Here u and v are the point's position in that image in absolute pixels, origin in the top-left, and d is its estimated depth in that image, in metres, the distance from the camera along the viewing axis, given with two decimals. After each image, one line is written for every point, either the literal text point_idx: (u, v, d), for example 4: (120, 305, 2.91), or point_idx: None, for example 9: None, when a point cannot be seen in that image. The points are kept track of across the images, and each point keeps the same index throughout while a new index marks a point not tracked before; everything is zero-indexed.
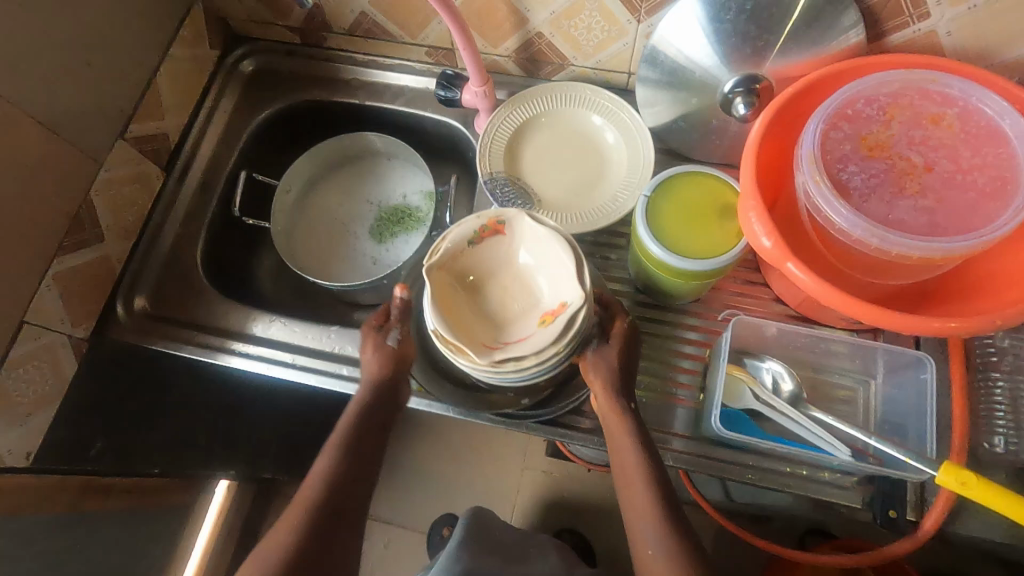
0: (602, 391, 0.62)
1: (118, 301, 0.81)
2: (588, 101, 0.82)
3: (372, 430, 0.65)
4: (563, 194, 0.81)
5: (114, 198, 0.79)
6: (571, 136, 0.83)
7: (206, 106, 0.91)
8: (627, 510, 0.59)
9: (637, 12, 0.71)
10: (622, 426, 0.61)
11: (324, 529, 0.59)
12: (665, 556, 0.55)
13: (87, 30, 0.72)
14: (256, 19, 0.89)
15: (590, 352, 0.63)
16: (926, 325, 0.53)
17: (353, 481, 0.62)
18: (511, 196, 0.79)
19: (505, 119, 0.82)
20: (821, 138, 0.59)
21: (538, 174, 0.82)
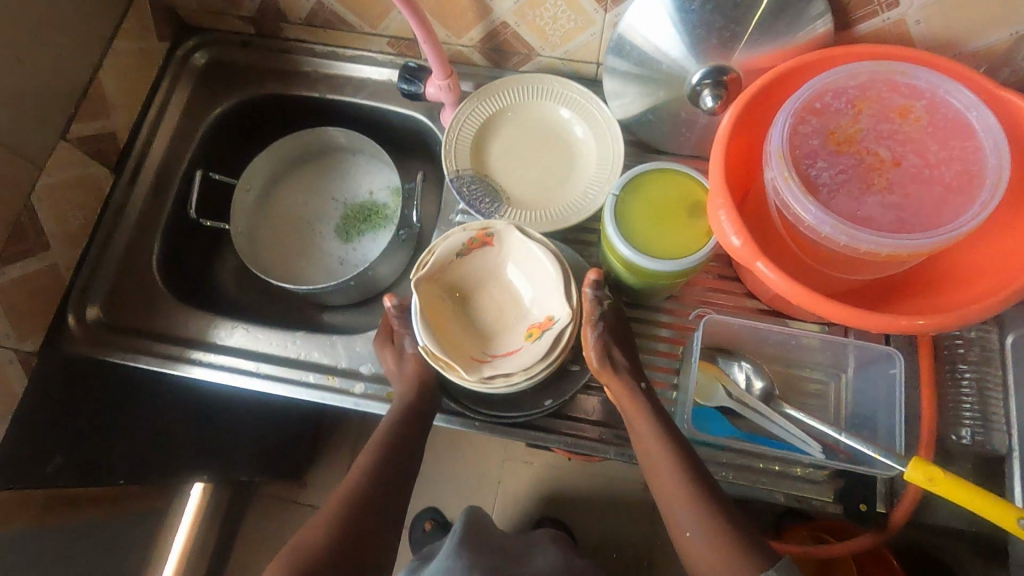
0: (613, 377, 0.62)
1: (69, 311, 0.77)
2: (555, 93, 0.79)
3: (406, 445, 0.64)
4: (532, 191, 0.79)
5: (59, 204, 0.74)
6: (540, 130, 0.81)
7: (156, 103, 0.87)
8: (659, 493, 0.59)
9: (603, 1, 0.69)
10: (640, 409, 0.61)
11: (352, 543, 0.58)
12: (702, 535, 0.55)
13: (16, 25, 0.67)
14: (206, 9, 0.84)
15: (595, 336, 0.62)
16: (895, 322, 0.52)
17: (381, 494, 0.61)
18: (478, 195, 0.77)
19: (471, 112, 0.80)
20: (789, 133, 0.58)
21: (507, 171, 0.80)
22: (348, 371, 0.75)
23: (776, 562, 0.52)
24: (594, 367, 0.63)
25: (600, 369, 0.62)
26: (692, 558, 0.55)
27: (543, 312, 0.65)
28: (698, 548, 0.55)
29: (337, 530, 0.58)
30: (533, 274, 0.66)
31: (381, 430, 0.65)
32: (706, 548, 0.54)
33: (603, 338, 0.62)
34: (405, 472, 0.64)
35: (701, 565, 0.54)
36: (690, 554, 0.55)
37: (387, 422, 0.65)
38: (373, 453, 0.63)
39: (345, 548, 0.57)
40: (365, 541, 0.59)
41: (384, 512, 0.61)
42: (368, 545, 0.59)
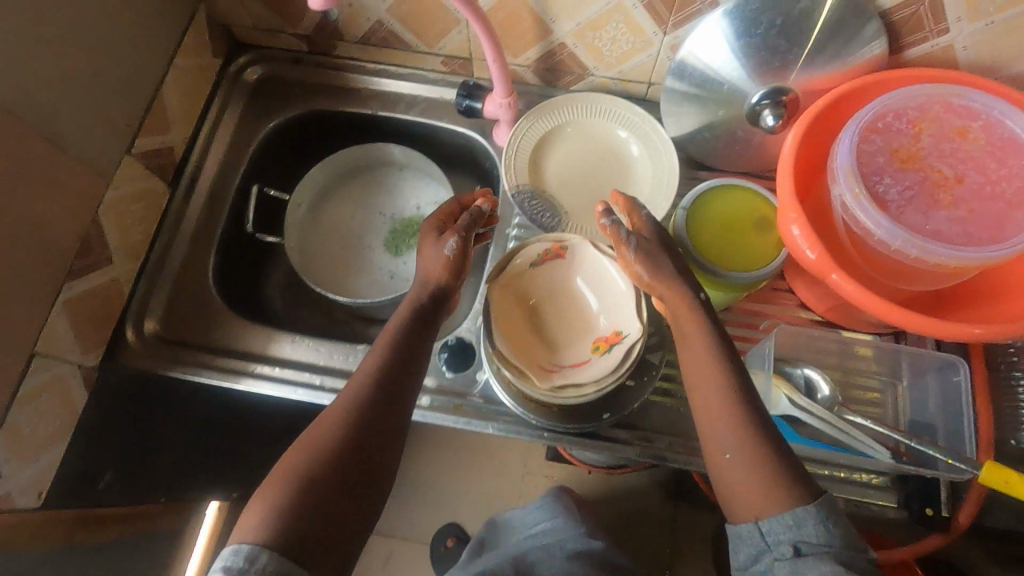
0: (664, 288, 0.61)
1: (128, 326, 0.76)
2: (614, 113, 0.82)
3: (410, 347, 0.63)
4: (588, 208, 0.81)
5: (123, 217, 0.74)
6: (595, 148, 0.83)
7: (210, 117, 0.87)
8: (699, 410, 0.58)
9: (664, 24, 0.72)
10: (694, 318, 0.59)
11: (356, 456, 0.55)
12: (743, 457, 0.54)
13: (92, 40, 0.68)
14: (263, 27, 0.86)
15: (633, 248, 0.62)
16: (966, 331, 0.56)
17: (387, 397, 0.59)
18: (539, 210, 0.79)
19: (529, 129, 0.82)
20: (855, 151, 0.61)
21: (564, 187, 0.82)
22: None
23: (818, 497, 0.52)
24: (644, 281, 0.62)
25: (652, 285, 0.61)
26: (727, 475, 0.55)
27: (611, 323, 0.66)
28: (737, 469, 0.55)
29: (337, 444, 0.55)
30: (602, 289, 0.68)
31: (385, 342, 0.63)
32: (748, 471, 0.54)
33: (643, 251, 0.62)
34: (407, 382, 0.61)
35: (735, 489, 0.55)
36: (729, 479, 0.55)
37: (391, 331, 0.64)
38: (375, 362, 0.61)
39: (348, 461, 0.54)
40: (369, 453, 0.56)
41: (388, 426, 0.58)
42: (372, 458, 0.56)
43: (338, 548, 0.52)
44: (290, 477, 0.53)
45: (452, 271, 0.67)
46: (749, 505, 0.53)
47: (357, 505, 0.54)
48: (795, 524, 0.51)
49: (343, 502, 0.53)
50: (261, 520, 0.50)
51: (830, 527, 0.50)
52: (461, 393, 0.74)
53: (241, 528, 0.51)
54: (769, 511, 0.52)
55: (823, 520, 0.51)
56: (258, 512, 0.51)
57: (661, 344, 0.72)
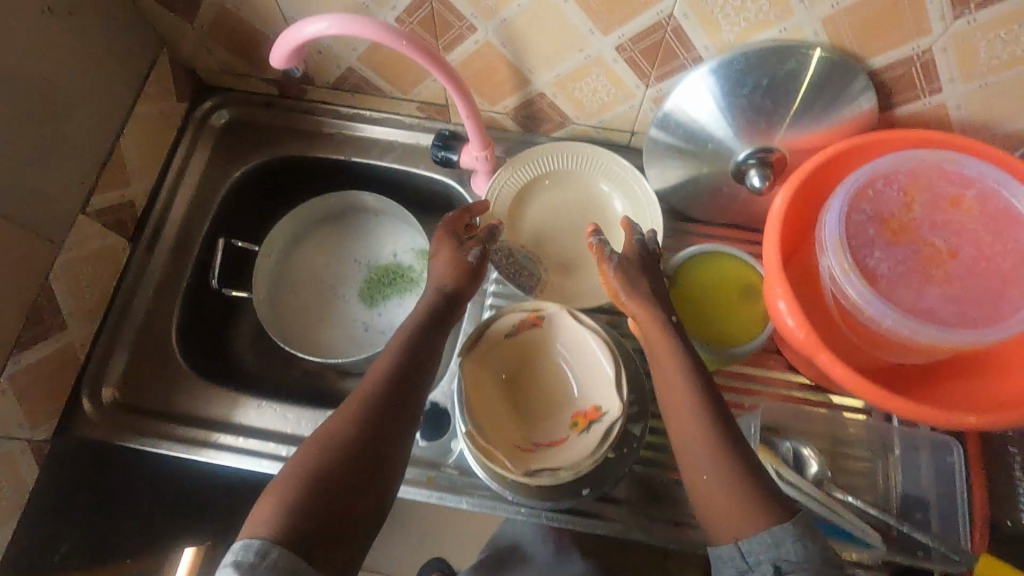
0: (636, 308, 0.60)
1: (83, 393, 0.73)
2: (597, 164, 0.79)
3: (421, 342, 0.63)
4: (569, 264, 0.78)
5: (76, 280, 0.70)
6: (577, 201, 0.80)
7: (175, 164, 0.83)
8: (674, 433, 0.57)
9: (646, 78, 0.69)
10: (666, 345, 0.58)
11: (365, 456, 0.54)
12: (721, 479, 0.53)
13: (37, 98, 0.64)
14: (229, 70, 0.82)
15: (613, 267, 0.62)
16: (962, 420, 0.53)
17: (399, 394, 0.59)
18: (517, 266, 0.77)
19: (506, 180, 0.79)
20: (844, 222, 0.58)
21: (545, 241, 0.79)
22: None
23: (795, 517, 0.50)
24: (620, 301, 0.62)
25: (625, 303, 0.61)
26: (704, 498, 0.53)
27: (589, 398, 0.63)
28: (717, 492, 0.53)
29: (346, 444, 0.54)
30: (580, 362, 0.64)
31: (398, 339, 0.63)
32: (724, 492, 0.52)
33: (623, 271, 0.62)
34: (417, 384, 0.60)
35: (713, 509, 0.53)
36: (706, 505, 0.53)
37: (406, 328, 0.64)
38: (388, 359, 0.61)
39: (359, 461, 0.53)
40: (377, 455, 0.55)
41: (399, 427, 0.57)
42: (380, 459, 0.55)
43: (345, 548, 0.51)
44: (299, 474, 0.52)
45: (457, 275, 0.67)
46: (728, 527, 0.51)
47: (364, 505, 0.53)
48: (773, 544, 0.49)
49: (352, 502, 0.52)
50: (269, 517, 0.49)
51: (808, 545, 0.49)
52: (435, 464, 0.71)
53: (251, 524, 0.50)
54: (746, 531, 0.50)
55: (801, 539, 0.49)
56: (266, 507, 0.50)
57: (643, 413, 0.69)
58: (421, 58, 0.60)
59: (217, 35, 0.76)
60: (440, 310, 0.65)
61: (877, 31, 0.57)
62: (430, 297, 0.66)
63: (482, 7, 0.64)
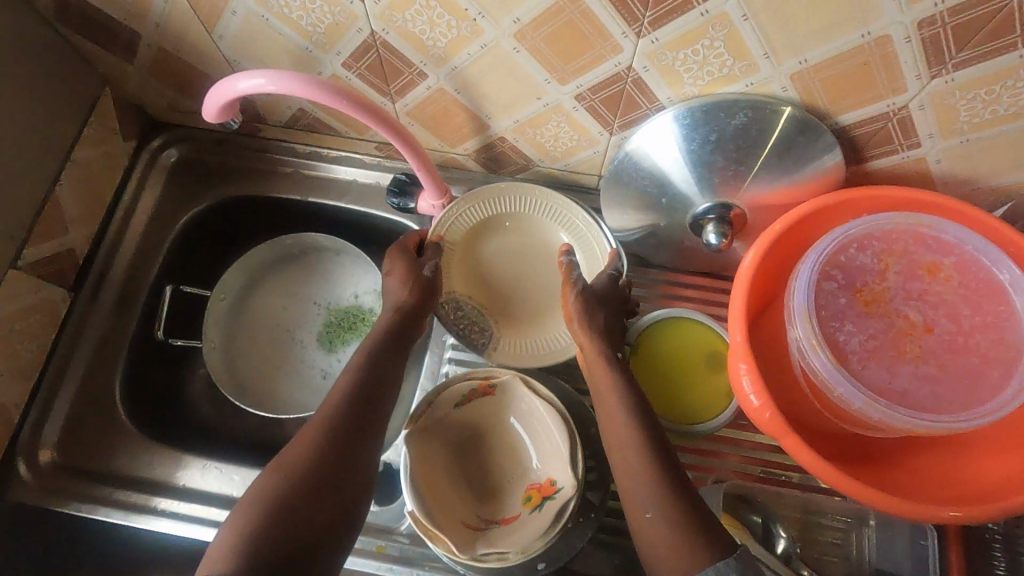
0: (587, 339, 0.62)
1: (19, 456, 0.69)
2: (552, 210, 0.75)
3: (382, 365, 0.62)
4: (520, 316, 0.75)
5: (8, 338, 0.67)
6: (533, 249, 0.77)
7: (121, 207, 0.79)
8: (620, 478, 0.56)
9: (609, 125, 0.65)
10: (608, 378, 0.59)
11: (325, 490, 0.52)
12: (664, 518, 0.51)
13: None
14: (178, 108, 0.78)
15: (574, 293, 0.64)
16: (936, 513, 0.49)
17: (363, 415, 0.58)
18: (464, 318, 0.74)
19: (459, 215, 0.74)
20: (813, 291, 0.55)
21: (493, 288, 0.76)
22: None
23: (738, 551, 0.49)
24: (573, 327, 0.63)
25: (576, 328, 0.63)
26: (648, 539, 0.51)
27: (545, 470, 0.60)
28: (661, 534, 0.50)
29: (306, 477, 0.52)
30: (535, 433, 0.61)
31: (360, 361, 0.62)
32: (666, 532, 0.50)
33: (583, 299, 0.63)
34: (376, 415, 0.59)
35: (659, 556, 0.50)
36: (650, 541, 0.51)
37: (364, 350, 0.63)
38: (351, 380, 0.60)
39: (324, 485, 0.52)
40: (339, 487, 0.53)
41: (365, 447, 0.56)
42: (343, 491, 0.53)
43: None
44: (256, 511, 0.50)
45: (413, 292, 0.68)
46: (668, 564, 0.49)
47: (326, 538, 0.51)
48: None
49: (318, 527, 0.50)
50: (224, 557, 0.47)
51: None
52: (387, 531, 0.67)
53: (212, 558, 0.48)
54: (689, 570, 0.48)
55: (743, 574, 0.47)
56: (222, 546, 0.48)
57: (602, 481, 0.65)
58: (355, 112, 0.58)
59: (160, 75, 0.72)
60: (397, 335, 0.65)
61: (849, 89, 0.53)
62: (389, 320, 0.66)
63: (431, 55, 0.60)
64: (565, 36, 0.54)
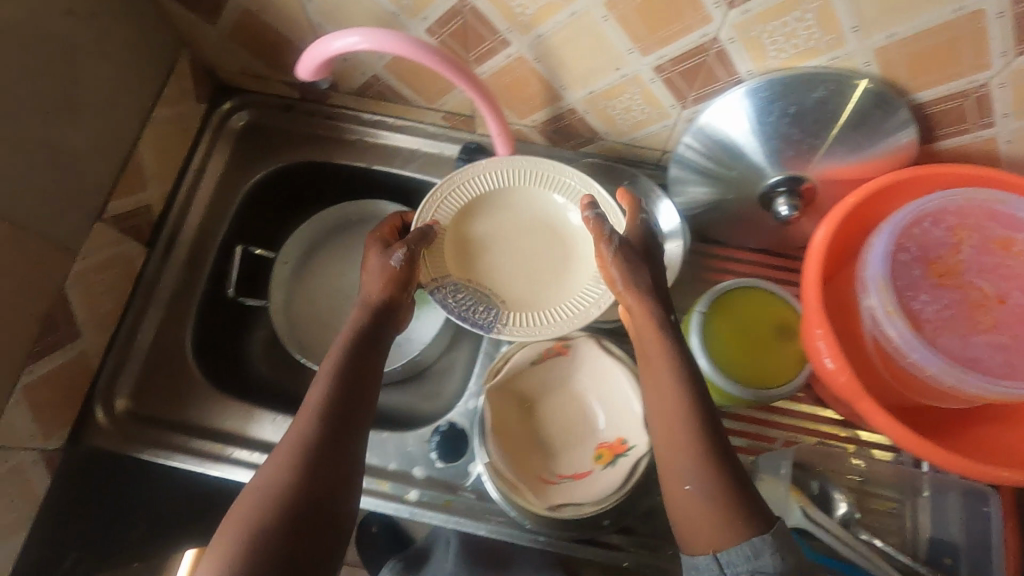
0: (634, 298, 0.59)
1: (96, 403, 0.71)
2: (544, 177, 0.68)
3: (365, 346, 0.60)
4: (524, 292, 0.67)
5: (92, 288, 0.69)
6: (532, 220, 0.69)
7: (193, 168, 0.81)
8: (659, 444, 0.55)
9: (683, 98, 0.67)
10: (661, 346, 0.56)
11: (316, 483, 0.51)
12: (705, 490, 0.50)
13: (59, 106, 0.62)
14: (251, 72, 0.80)
15: (612, 248, 0.61)
16: (998, 474, 0.51)
17: (350, 400, 0.57)
18: (467, 304, 0.66)
19: (442, 198, 0.67)
20: (889, 261, 0.56)
21: (492, 271, 0.68)
22: (399, 475, 0.70)
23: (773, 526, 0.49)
24: (617, 290, 0.60)
25: (625, 295, 0.60)
26: (681, 508, 0.51)
27: (615, 430, 0.62)
28: (699, 504, 0.50)
29: (286, 489, 0.50)
30: (606, 393, 0.63)
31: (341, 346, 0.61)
32: (706, 503, 0.50)
33: (622, 254, 0.60)
34: (362, 398, 0.58)
35: (693, 524, 0.50)
36: (682, 507, 0.51)
37: (347, 334, 0.61)
38: (333, 365, 0.59)
39: (316, 475, 0.52)
40: (331, 475, 0.52)
41: (352, 433, 0.56)
42: (334, 479, 0.52)
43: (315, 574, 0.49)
44: (236, 535, 0.48)
45: (387, 286, 0.63)
46: (703, 538, 0.49)
47: (321, 525, 0.50)
48: (752, 556, 0.47)
49: (310, 518, 0.50)
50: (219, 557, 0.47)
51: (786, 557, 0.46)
52: (452, 486, 0.70)
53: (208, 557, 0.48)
54: (726, 541, 0.48)
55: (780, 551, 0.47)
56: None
57: None
58: (449, 73, 0.60)
59: (240, 38, 0.74)
60: (374, 324, 0.62)
61: (930, 66, 0.55)
62: (366, 307, 0.62)
63: (518, 22, 0.62)
64: (655, 5, 0.56)
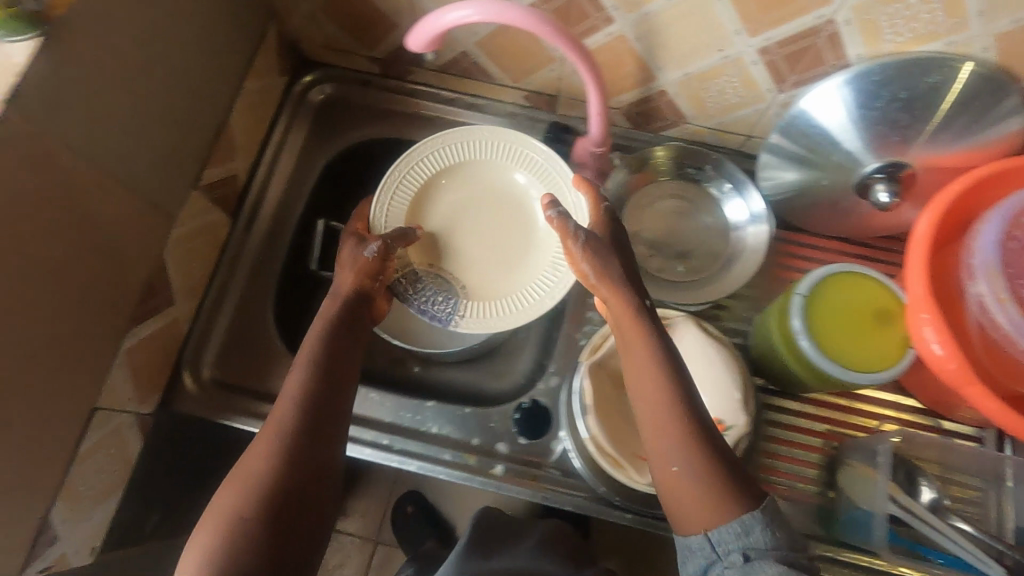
0: (609, 290, 0.60)
1: (185, 369, 0.72)
2: (515, 151, 0.74)
3: (341, 334, 0.61)
4: (487, 271, 0.74)
5: (184, 254, 0.70)
6: (494, 199, 0.76)
7: (274, 140, 0.81)
8: (646, 427, 0.55)
9: (781, 82, 0.66)
10: (640, 331, 0.57)
11: (298, 467, 0.53)
12: (690, 471, 0.52)
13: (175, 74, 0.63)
14: (335, 46, 0.80)
15: (580, 241, 0.61)
16: None
17: (327, 384, 0.58)
18: (429, 294, 0.72)
19: (400, 181, 0.73)
20: (1000, 249, 0.56)
21: (454, 253, 0.75)
22: (484, 449, 0.71)
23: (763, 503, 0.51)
24: (590, 282, 0.61)
25: (598, 285, 0.60)
26: (675, 493, 0.52)
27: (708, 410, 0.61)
28: (685, 485, 0.52)
29: (264, 483, 0.51)
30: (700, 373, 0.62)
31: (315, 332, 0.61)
32: (695, 483, 0.51)
33: (591, 246, 0.60)
34: (342, 384, 0.59)
35: (686, 506, 0.52)
36: (674, 490, 0.52)
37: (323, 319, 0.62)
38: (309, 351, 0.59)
39: (300, 463, 0.53)
40: (313, 460, 0.54)
41: (333, 415, 0.57)
42: (316, 463, 0.54)
43: (302, 555, 0.51)
44: (216, 532, 0.49)
45: (361, 276, 0.65)
46: (697, 519, 0.51)
47: (305, 507, 0.52)
48: (742, 532, 0.49)
49: (296, 501, 0.52)
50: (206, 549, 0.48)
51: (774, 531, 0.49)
52: (537, 463, 0.70)
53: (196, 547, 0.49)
54: (716, 522, 0.50)
55: (768, 525, 0.50)
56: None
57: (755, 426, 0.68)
58: (558, 42, 0.58)
59: (332, 10, 0.74)
60: (348, 317, 0.63)
61: None
62: (343, 293, 0.64)
63: None
64: None
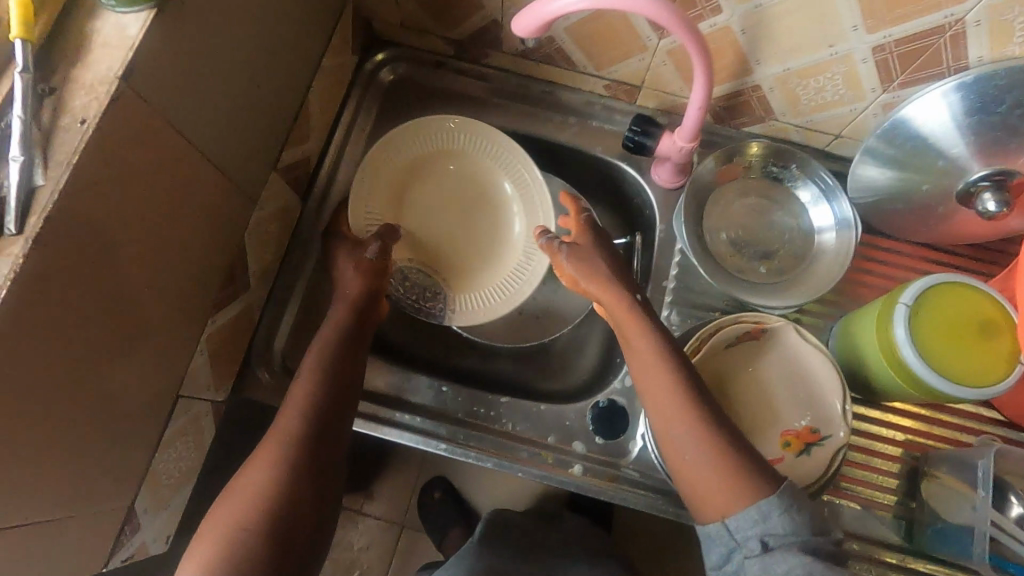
0: (597, 290, 0.64)
1: (256, 357, 0.70)
2: (502, 157, 0.77)
3: (349, 340, 0.65)
4: (467, 266, 0.78)
5: (260, 239, 0.68)
6: (471, 197, 0.79)
7: (344, 120, 0.78)
8: (656, 416, 0.59)
9: (888, 82, 0.64)
10: (637, 323, 0.61)
11: (311, 468, 0.57)
12: (709, 457, 0.55)
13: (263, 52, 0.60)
14: (411, 25, 0.76)
15: (564, 253, 0.67)
16: None
17: (338, 387, 0.62)
18: (419, 291, 0.75)
19: (379, 180, 0.74)
20: None
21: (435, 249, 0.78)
22: (560, 448, 0.70)
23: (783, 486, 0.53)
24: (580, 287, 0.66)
25: (586, 287, 0.65)
26: (689, 477, 0.56)
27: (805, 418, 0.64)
28: (699, 472, 0.55)
29: (281, 480, 0.55)
30: (798, 383, 0.66)
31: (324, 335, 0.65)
32: (705, 469, 0.55)
33: (575, 255, 0.66)
34: (351, 387, 0.63)
35: (702, 493, 0.55)
36: (684, 476, 0.57)
37: (334, 323, 0.66)
38: (318, 354, 0.63)
39: (310, 463, 0.57)
40: (323, 459, 0.58)
41: (342, 418, 0.61)
42: (326, 463, 0.58)
43: (310, 548, 0.56)
44: (236, 527, 0.52)
45: (365, 280, 0.68)
46: (715, 506, 0.54)
47: (318, 504, 0.57)
48: (761, 519, 0.51)
49: (307, 499, 0.56)
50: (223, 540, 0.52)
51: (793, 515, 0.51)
52: (616, 463, 0.70)
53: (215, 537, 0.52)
54: (734, 509, 0.53)
55: (787, 510, 0.52)
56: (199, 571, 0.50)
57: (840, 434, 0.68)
58: (674, 24, 0.54)
59: None
60: (358, 321, 0.67)
61: None
62: (347, 293, 0.67)
63: None
64: None
